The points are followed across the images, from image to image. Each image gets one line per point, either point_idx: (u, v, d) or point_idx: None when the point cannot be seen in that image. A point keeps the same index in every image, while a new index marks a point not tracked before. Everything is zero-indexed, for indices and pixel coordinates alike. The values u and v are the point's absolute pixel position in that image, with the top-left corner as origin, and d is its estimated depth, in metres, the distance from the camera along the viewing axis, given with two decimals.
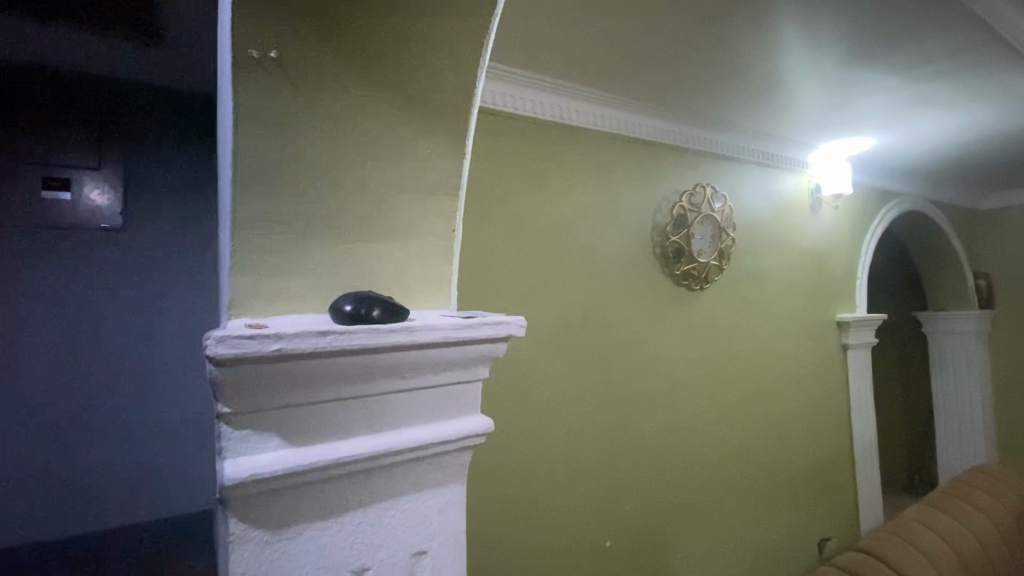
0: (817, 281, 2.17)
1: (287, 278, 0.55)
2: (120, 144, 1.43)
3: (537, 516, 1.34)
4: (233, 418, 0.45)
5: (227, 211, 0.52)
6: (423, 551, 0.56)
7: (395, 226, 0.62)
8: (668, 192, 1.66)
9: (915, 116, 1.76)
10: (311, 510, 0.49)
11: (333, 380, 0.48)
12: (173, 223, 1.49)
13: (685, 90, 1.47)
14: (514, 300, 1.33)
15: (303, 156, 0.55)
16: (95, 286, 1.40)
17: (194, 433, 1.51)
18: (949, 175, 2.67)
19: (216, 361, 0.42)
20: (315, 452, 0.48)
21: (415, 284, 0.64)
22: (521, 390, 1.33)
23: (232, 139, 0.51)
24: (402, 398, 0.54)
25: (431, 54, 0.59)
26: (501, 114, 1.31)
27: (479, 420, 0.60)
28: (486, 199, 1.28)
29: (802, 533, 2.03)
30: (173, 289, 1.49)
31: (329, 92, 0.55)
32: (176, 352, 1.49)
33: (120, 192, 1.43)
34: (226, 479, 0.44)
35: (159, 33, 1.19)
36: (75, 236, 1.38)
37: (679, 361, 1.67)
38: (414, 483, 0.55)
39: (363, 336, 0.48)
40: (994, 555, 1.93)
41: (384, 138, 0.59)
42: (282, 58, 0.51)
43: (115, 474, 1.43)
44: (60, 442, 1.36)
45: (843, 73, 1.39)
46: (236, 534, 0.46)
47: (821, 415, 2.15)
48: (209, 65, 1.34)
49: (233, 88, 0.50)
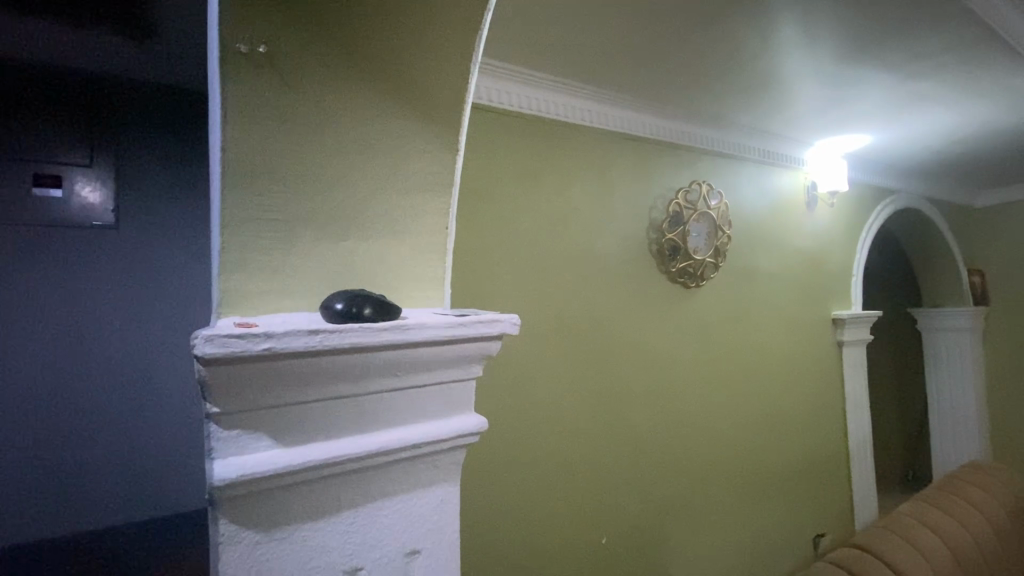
0: (812, 278, 2.17)
1: (278, 276, 0.55)
2: (114, 142, 1.41)
3: (531, 513, 1.34)
4: (222, 419, 0.45)
5: (216, 209, 0.52)
6: (417, 550, 0.55)
7: (387, 223, 0.61)
8: (663, 189, 1.66)
9: (910, 114, 1.76)
10: (302, 511, 0.48)
11: (324, 380, 0.48)
12: (167, 219, 1.47)
13: (682, 87, 1.47)
14: (509, 297, 1.32)
15: (294, 152, 0.54)
16: (87, 284, 1.38)
17: (189, 438, 1.48)
18: (943, 171, 2.67)
19: (204, 360, 0.41)
20: (305, 453, 0.47)
21: (409, 281, 0.64)
22: (515, 388, 1.33)
23: (221, 134, 0.50)
24: (394, 398, 0.53)
25: (423, 48, 0.59)
26: (495, 110, 1.30)
27: (473, 419, 0.59)
28: (480, 196, 1.28)
29: (796, 530, 2.03)
30: (164, 285, 1.46)
31: (320, 86, 0.54)
32: (171, 355, 1.46)
33: (113, 191, 1.41)
34: (215, 480, 0.43)
35: (148, 24, 1.16)
36: (68, 235, 1.36)
37: (675, 359, 1.67)
38: (408, 482, 0.55)
39: (355, 335, 0.47)
40: (987, 550, 1.95)
41: (377, 133, 0.59)
42: (272, 53, 0.51)
43: (109, 478, 1.39)
44: (52, 446, 1.34)
45: (841, 71, 1.39)
46: (227, 534, 0.45)
47: (815, 411, 2.16)
48: (199, 57, 1.31)
49: (221, 82, 0.49)
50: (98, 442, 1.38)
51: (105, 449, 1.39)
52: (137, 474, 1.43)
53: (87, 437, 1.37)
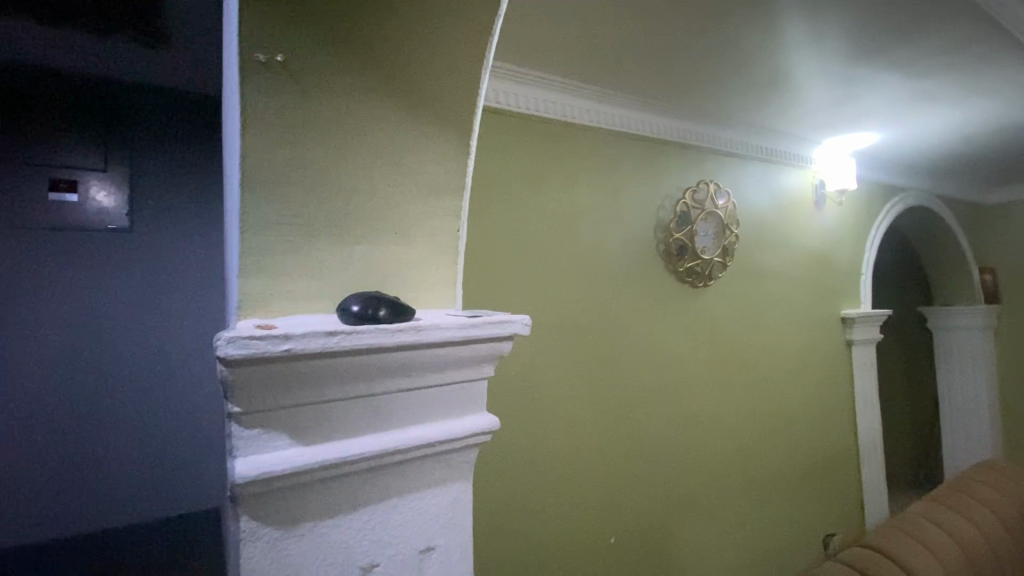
0: (819, 277, 2.16)
1: (295, 279, 0.56)
2: (127, 147, 1.45)
3: (541, 512, 1.35)
4: (244, 418, 0.46)
5: (236, 215, 0.53)
6: (431, 547, 0.56)
7: (399, 226, 0.62)
8: (670, 189, 1.66)
9: (919, 111, 1.74)
10: (320, 507, 0.49)
11: (342, 380, 0.49)
12: (176, 222, 1.51)
13: (687, 87, 1.47)
14: (517, 298, 1.33)
15: (311, 157, 0.55)
16: (101, 286, 1.43)
17: (202, 440, 1.53)
18: (952, 169, 2.65)
19: (226, 361, 0.43)
20: (321, 452, 0.48)
21: (421, 283, 0.65)
22: (524, 388, 1.34)
23: (241, 141, 0.51)
24: (409, 397, 0.54)
25: (437, 51, 0.60)
26: (503, 112, 1.31)
27: (484, 419, 0.60)
28: (488, 198, 1.29)
29: (805, 530, 2.02)
30: (178, 288, 1.51)
31: (336, 93, 0.55)
32: (185, 359, 1.52)
33: (128, 196, 1.45)
34: (237, 477, 0.45)
35: (163, 32, 1.18)
36: (82, 236, 1.41)
37: (683, 357, 1.67)
38: (422, 480, 0.56)
39: (371, 336, 0.49)
40: (1000, 550, 1.93)
41: (390, 138, 0.60)
42: (288, 63, 0.52)
43: (125, 469, 1.45)
44: (69, 442, 1.40)
45: (848, 67, 1.38)
46: (248, 531, 0.46)
47: (824, 408, 2.15)
48: (211, 64, 1.33)
49: (242, 93, 0.50)
50: (110, 441, 1.44)
51: (117, 449, 1.44)
52: (149, 474, 1.48)
53: (99, 435, 1.43)
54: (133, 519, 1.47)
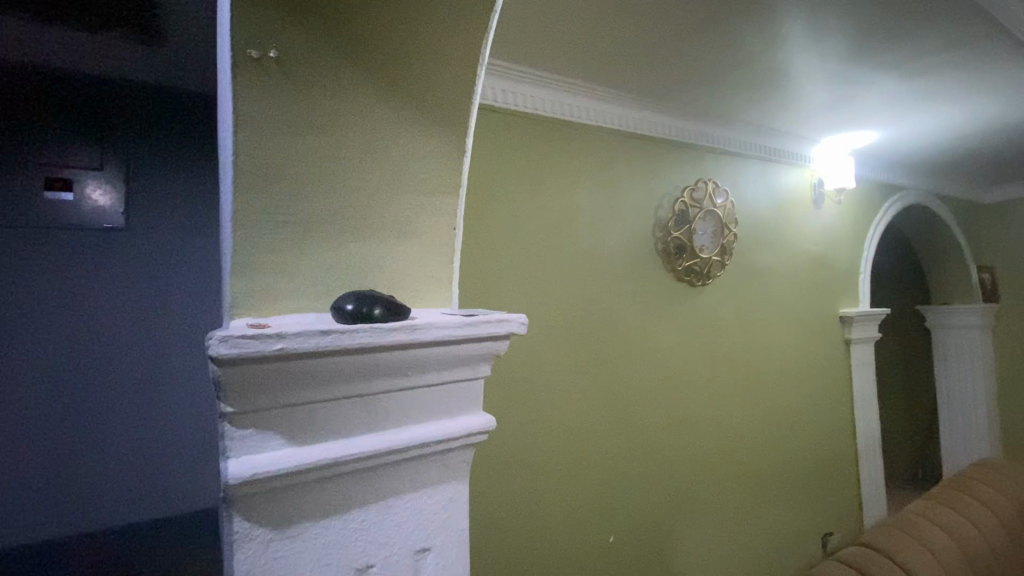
0: (818, 276, 2.16)
1: (289, 278, 0.55)
2: (122, 145, 1.45)
3: (538, 511, 1.35)
4: (236, 418, 0.45)
5: (228, 212, 0.53)
6: (427, 548, 0.56)
7: (394, 223, 0.62)
8: (669, 187, 1.66)
9: (918, 109, 1.74)
10: (314, 508, 0.49)
11: (335, 380, 0.49)
12: (171, 221, 1.50)
13: (685, 86, 1.47)
14: (515, 297, 1.33)
15: (304, 154, 0.55)
16: (96, 284, 1.42)
17: (198, 439, 1.53)
18: (951, 168, 2.65)
19: (218, 360, 0.42)
20: (315, 452, 0.48)
21: (416, 281, 0.64)
22: (521, 387, 1.33)
23: (232, 138, 0.51)
24: (404, 397, 0.54)
25: (431, 48, 0.59)
26: (500, 110, 1.30)
27: (480, 418, 0.60)
28: (485, 196, 1.28)
29: (803, 529, 2.02)
30: (174, 287, 1.51)
31: (330, 89, 0.55)
32: (181, 358, 1.51)
33: (123, 194, 1.45)
34: (230, 478, 0.44)
35: (158, 30, 1.17)
36: (77, 235, 1.40)
37: (681, 356, 1.67)
38: (418, 480, 0.55)
39: (366, 335, 0.48)
40: (998, 549, 1.93)
41: (384, 135, 0.59)
42: (281, 59, 0.51)
43: (120, 469, 1.45)
44: (64, 442, 1.39)
45: (847, 66, 1.38)
46: (241, 532, 0.46)
47: (822, 407, 2.15)
48: (207, 61, 1.32)
49: (233, 90, 0.50)
50: (105, 441, 1.43)
51: (113, 449, 1.44)
52: (144, 474, 1.47)
53: (94, 435, 1.42)
54: (128, 519, 1.47)
